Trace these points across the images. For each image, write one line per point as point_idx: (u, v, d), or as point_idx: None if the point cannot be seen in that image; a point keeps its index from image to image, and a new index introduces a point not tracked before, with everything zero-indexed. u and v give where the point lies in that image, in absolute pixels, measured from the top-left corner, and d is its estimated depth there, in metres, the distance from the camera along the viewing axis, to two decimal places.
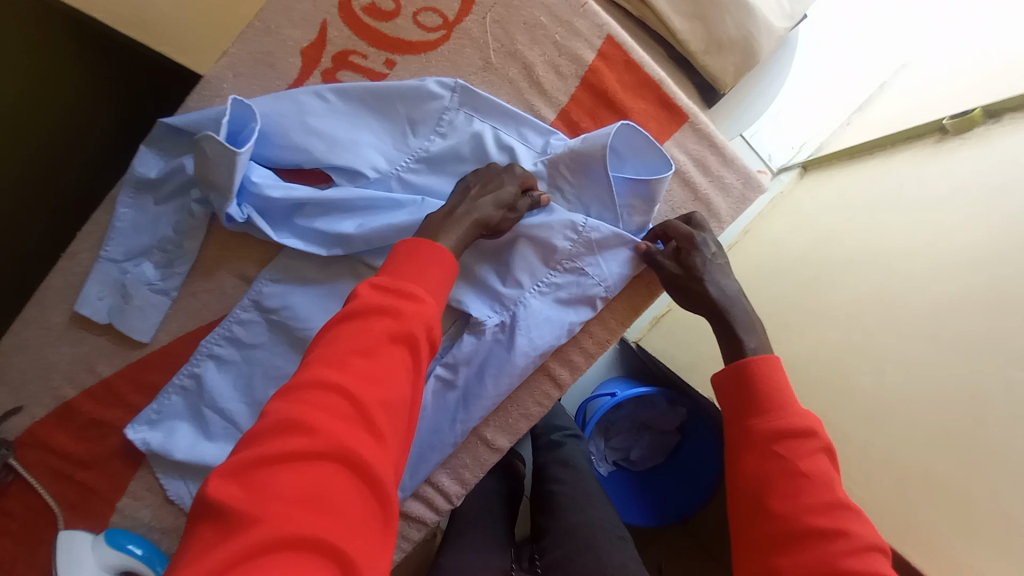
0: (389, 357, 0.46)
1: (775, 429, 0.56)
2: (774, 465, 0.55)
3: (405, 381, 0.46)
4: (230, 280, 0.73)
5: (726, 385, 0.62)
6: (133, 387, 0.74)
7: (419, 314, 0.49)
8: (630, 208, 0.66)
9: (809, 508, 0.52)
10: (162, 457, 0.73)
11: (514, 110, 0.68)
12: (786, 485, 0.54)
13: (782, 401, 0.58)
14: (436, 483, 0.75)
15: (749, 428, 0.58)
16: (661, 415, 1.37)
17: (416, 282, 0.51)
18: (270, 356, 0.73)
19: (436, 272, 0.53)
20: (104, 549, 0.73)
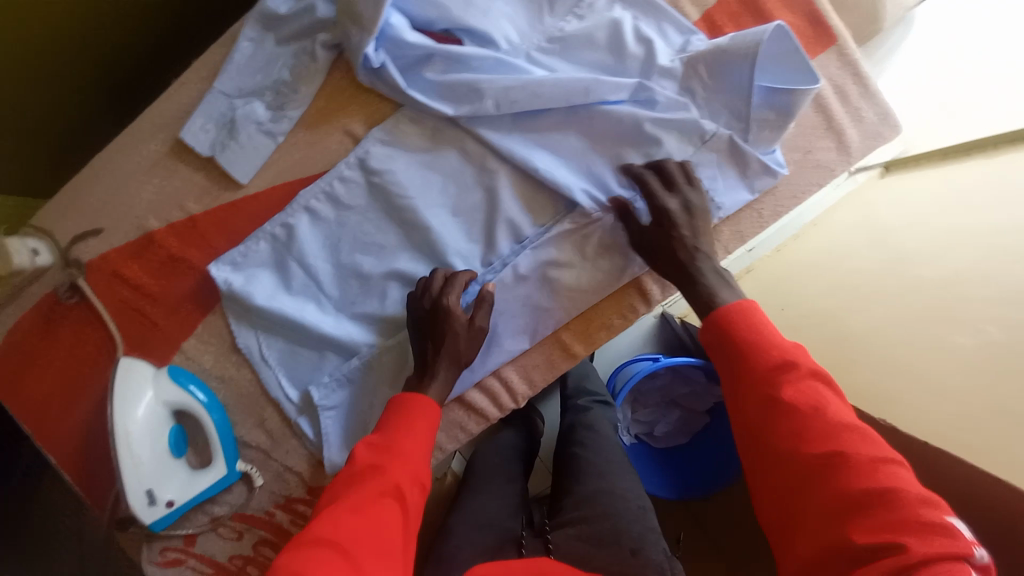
0: (378, 512, 0.52)
1: (765, 364, 0.52)
2: (762, 401, 0.50)
3: (398, 530, 0.52)
4: (336, 136, 0.71)
5: (705, 331, 0.57)
6: (218, 229, 0.73)
7: (403, 471, 0.56)
8: (762, 122, 0.65)
9: (809, 435, 0.47)
10: (240, 301, 0.73)
11: (658, 4, 0.67)
12: (788, 423, 0.48)
13: (756, 334, 0.54)
14: (504, 378, 0.75)
15: (729, 367, 0.54)
16: (696, 395, 1.38)
17: (401, 443, 0.58)
18: (364, 222, 0.72)
19: (420, 430, 0.61)
20: (164, 385, 0.73)
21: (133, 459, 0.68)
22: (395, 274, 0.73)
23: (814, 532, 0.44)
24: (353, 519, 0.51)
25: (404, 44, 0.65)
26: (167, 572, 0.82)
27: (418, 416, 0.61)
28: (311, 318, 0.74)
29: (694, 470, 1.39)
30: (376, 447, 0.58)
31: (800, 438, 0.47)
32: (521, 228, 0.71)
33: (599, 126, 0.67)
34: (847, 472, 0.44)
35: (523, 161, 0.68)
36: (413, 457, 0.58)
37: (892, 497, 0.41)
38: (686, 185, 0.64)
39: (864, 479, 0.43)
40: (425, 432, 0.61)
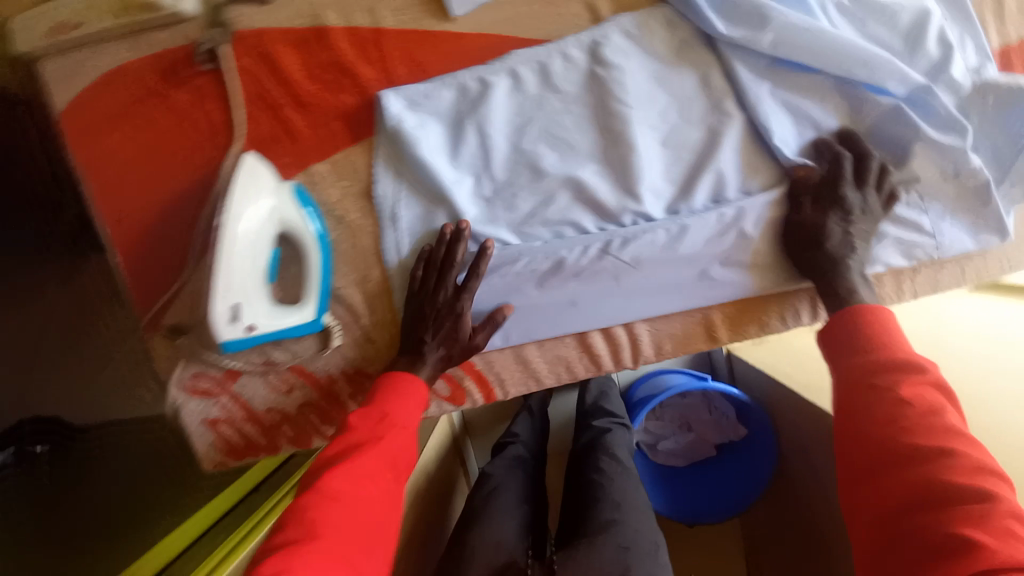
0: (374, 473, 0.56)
1: (889, 366, 0.50)
2: (865, 395, 0.50)
3: (387, 498, 0.56)
4: (575, 9, 0.62)
5: (828, 328, 0.57)
6: (404, 55, 0.63)
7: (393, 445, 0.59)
8: (1021, 179, 0.60)
9: (906, 432, 0.46)
10: (400, 145, 0.64)
11: (973, 12, 0.60)
12: (888, 416, 0.47)
13: (886, 338, 0.53)
14: (633, 333, 0.69)
15: (846, 361, 0.53)
16: (721, 424, 1.22)
17: (396, 409, 0.61)
18: (563, 113, 0.64)
19: (412, 399, 0.63)
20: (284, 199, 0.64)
21: (236, 263, 0.59)
22: (571, 182, 0.65)
23: (880, 510, 0.45)
24: (348, 480, 0.54)
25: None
26: (194, 400, 0.74)
27: (404, 387, 0.63)
28: (464, 194, 0.65)
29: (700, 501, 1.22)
30: (367, 413, 0.61)
31: (896, 434, 0.46)
32: (727, 186, 0.64)
33: (860, 112, 0.60)
34: (940, 467, 0.43)
35: (766, 115, 0.61)
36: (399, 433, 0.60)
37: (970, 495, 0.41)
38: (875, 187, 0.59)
39: (950, 473, 0.43)
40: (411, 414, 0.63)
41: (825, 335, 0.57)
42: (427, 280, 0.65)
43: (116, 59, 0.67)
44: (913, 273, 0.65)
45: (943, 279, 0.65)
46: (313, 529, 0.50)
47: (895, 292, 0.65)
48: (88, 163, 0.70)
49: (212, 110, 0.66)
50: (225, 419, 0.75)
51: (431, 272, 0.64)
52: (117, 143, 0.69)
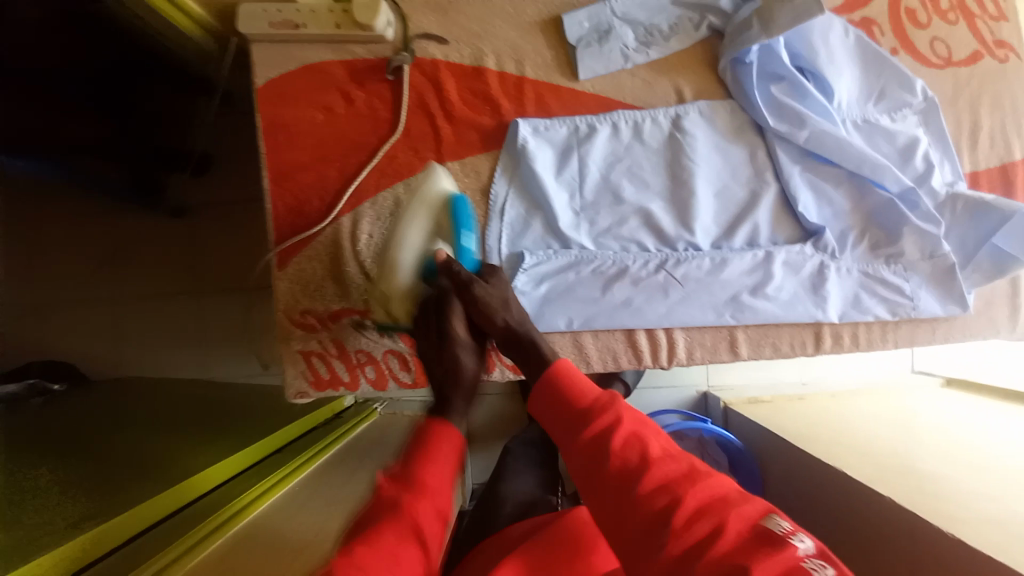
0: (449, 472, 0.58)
1: (571, 420, 0.57)
2: (570, 427, 0.56)
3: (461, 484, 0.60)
4: (666, 89, 0.84)
5: (535, 400, 0.61)
6: (536, 97, 0.85)
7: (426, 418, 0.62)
8: (977, 267, 0.81)
9: (592, 449, 0.53)
10: (520, 160, 0.84)
11: (950, 143, 0.83)
12: (585, 474, 0.53)
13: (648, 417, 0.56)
14: (672, 337, 0.85)
15: (558, 435, 0.58)
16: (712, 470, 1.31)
17: (467, 401, 0.66)
18: (646, 160, 0.84)
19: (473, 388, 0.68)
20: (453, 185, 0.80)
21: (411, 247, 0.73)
22: (642, 211, 0.85)
23: (588, 470, 0.52)
24: (428, 472, 0.56)
25: (771, 61, 0.80)
26: (298, 331, 0.87)
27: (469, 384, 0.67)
28: (560, 204, 0.84)
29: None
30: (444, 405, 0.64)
31: (591, 469, 0.52)
32: (760, 235, 0.84)
33: (864, 199, 0.82)
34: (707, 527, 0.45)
35: (796, 189, 0.82)
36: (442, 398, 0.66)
37: (672, 458, 0.50)
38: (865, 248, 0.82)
39: (627, 450, 0.51)
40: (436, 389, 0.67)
41: (533, 403, 0.61)
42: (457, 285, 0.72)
43: (318, 58, 0.87)
44: (894, 326, 0.83)
45: (917, 335, 0.83)
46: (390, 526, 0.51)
47: (880, 339, 0.84)
48: (268, 127, 0.87)
49: (379, 109, 0.87)
50: (318, 352, 0.87)
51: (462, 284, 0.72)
52: (296, 117, 0.87)
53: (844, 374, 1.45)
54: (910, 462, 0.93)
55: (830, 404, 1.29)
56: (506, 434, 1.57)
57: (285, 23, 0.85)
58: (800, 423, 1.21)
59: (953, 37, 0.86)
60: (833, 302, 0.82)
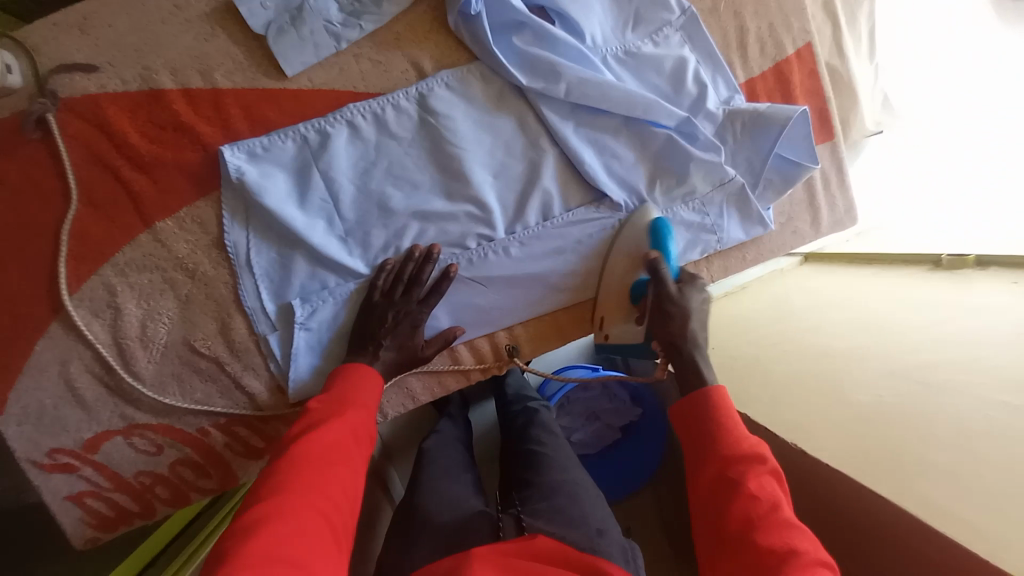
0: (327, 441, 0.59)
1: (702, 452, 0.62)
2: (703, 450, 0.61)
3: (356, 463, 0.60)
4: (402, 65, 0.70)
5: (680, 406, 0.66)
6: (243, 112, 0.67)
7: (319, 446, 0.58)
8: (769, 183, 0.78)
9: (726, 481, 0.57)
10: (247, 197, 0.68)
11: (719, 57, 0.75)
12: (709, 486, 0.59)
13: (724, 418, 0.63)
14: (492, 335, 0.81)
15: (691, 445, 0.64)
16: (620, 410, 1.31)
17: (359, 391, 0.67)
18: (403, 156, 0.71)
19: (371, 385, 0.68)
20: (231, 198, 0.68)
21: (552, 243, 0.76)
22: (418, 215, 0.73)
23: (700, 498, 0.59)
24: (301, 466, 0.56)
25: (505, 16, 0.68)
26: (52, 477, 0.70)
27: (361, 384, 0.67)
28: (317, 236, 0.70)
29: (615, 481, 1.27)
30: (328, 398, 0.65)
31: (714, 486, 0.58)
32: (552, 206, 0.75)
33: (645, 142, 0.74)
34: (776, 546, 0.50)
35: (573, 149, 0.73)
36: (354, 451, 0.61)
37: (798, 522, 0.52)
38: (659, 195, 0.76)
39: (762, 493, 0.55)
40: (339, 448, 0.60)
41: (679, 406, 0.66)
42: (389, 293, 0.71)
43: None
44: (707, 264, 0.81)
45: (730, 265, 0.82)
46: (257, 525, 0.49)
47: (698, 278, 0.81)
48: None
49: (37, 179, 0.65)
50: (91, 491, 0.72)
51: (396, 287, 0.71)
52: None
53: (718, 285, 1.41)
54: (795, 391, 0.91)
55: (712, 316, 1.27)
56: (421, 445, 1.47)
57: None
58: None
59: None
60: None
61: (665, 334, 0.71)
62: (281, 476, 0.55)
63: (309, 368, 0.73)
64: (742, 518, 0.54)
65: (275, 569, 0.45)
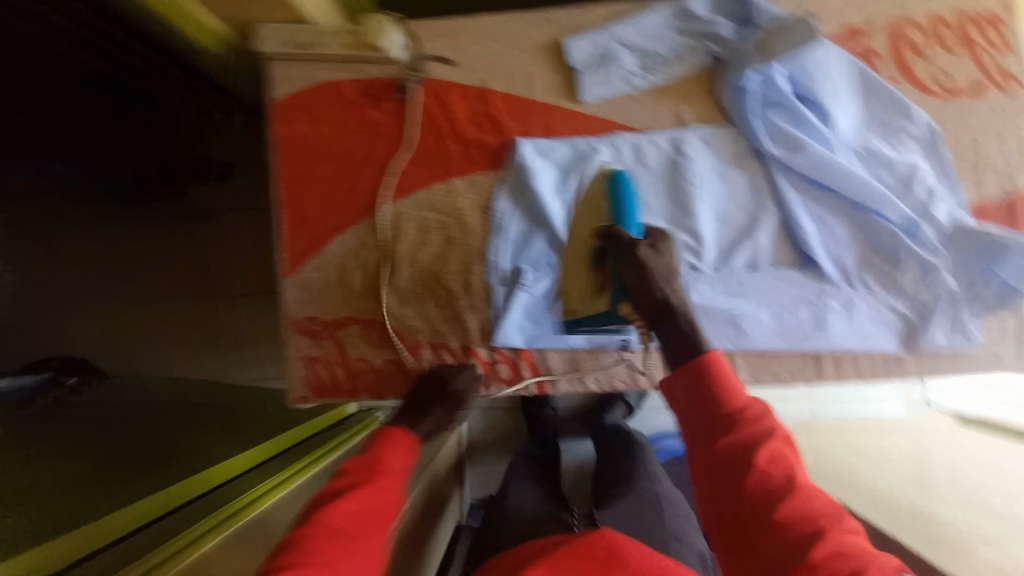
0: (363, 506, 0.59)
1: (708, 424, 0.58)
2: (710, 422, 0.58)
3: (378, 519, 0.60)
4: (669, 115, 0.87)
5: (674, 378, 0.63)
6: (541, 119, 0.88)
7: (340, 509, 0.58)
8: (982, 300, 0.82)
9: (735, 461, 0.54)
10: (523, 179, 0.87)
11: (951, 175, 0.83)
12: (694, 423, 0.60)
13: (725, 378, 0.59)
14: (669, 356, 0.89)
15: (688, 423, 0.61)
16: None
17: (392, 464, 0.66)
18: (648, 182, 0.86)
19: (400, 454, 0.69)
20: (512, 178, 0.87)
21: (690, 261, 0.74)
22: (644, 231, 0.86)
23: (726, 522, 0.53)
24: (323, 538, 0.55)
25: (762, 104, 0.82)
26: (301, 337, 0.90)
27: (390, 449, 0.68)
28: (562, 222, 0.86)
29: None
30: (364, 462, 0.66)
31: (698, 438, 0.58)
32: (759, 259, 0.85)
33: (863, 228, 0.83)
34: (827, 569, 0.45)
35: (796, 216, 0.83)
36: (383, 520, 0.60)
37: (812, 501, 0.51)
38: (863, 279, 0.84)
39: (772, 466, 0.53)
40: (366, 514, 0.59)
41: (668, 379, 0.63)
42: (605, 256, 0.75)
43: (329, 77, 0.92)
44: (901, 362, 0.85)
45: (923, 367, 0.85)
46: None
47: (888, 369, 0.86)
48: (283, 142, 0.91)
49: (387, 126, 0.91)
50: (320, 360, 0.91)
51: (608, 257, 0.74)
52: (310, 132, 0.92)
53: (847, 397, 1.27)
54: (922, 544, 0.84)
55: (852, 426, 1.22)
56: (505, 451, 1.47)
57: (301, 45, 0.88)
58: (811, 446, 1.19)
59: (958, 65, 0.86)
60: (835, 326, 0.83)
61: (647, 301, 0.68)
62: (317, 527, 0.56)
63: (516, 324, 0.87)
64: (789, 537, 0.49)
65: None
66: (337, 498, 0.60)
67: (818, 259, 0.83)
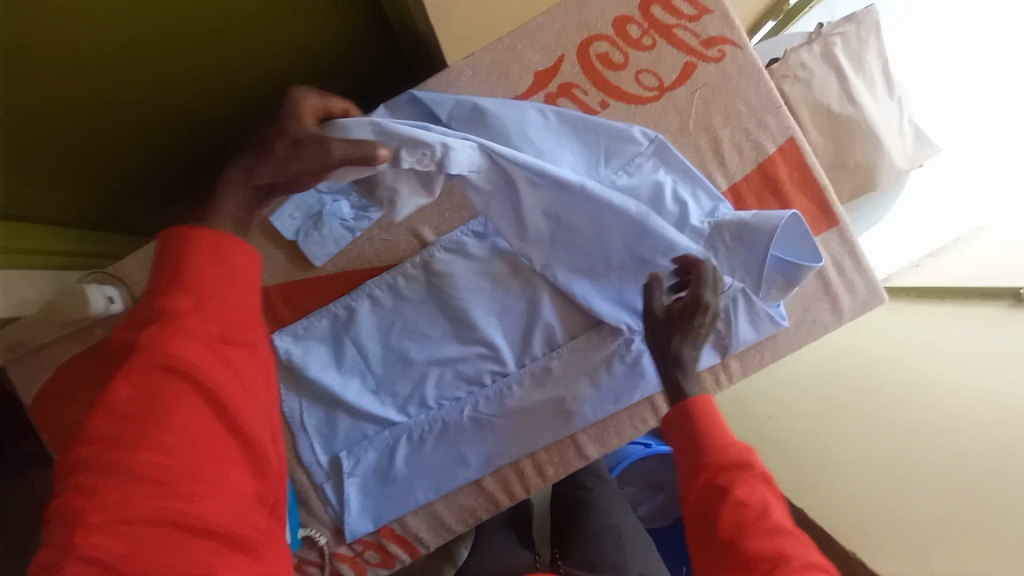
0: (220, 383, 0.46)
1: (696, 464, 0.56)
2: (699, 454, 0.56)
3: (214, 391, 0.45)
4: (406, 238, 0.81)
5: (670, 412, 0.62)
6: (286, 302, 0.81)
7: (178, 382, 0.44)
8: (772, 283, 0.75)
9: (720, 493, 0.53)
10: (295, 371, 0.81)
11: (696, 172, 0.77)
12: (700, 514, 0.54)
13: (713, 424, 0.58)
14: (519, 468, 0.82)
15: (681, 444, 0.59)
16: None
17: (219, 310, 0.47)
18: (416, 313, 0.81)
19: (234, 303, 0.48)
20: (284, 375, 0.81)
21: None
22: (436, 361, 0.81)
23: (709, 538, 0.52)
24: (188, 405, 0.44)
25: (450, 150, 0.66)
26: None
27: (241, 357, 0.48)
28: (354, 394, 0.81)
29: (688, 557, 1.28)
30: (210, 335, 0.46)
31: (715, 528, 0.52)
32: (557, 336, 0.81)
33: None
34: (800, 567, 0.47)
35: (568, 284, 0.78)
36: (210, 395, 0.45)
37: (781, 521, 0.51)
38: None
39: (750, 501, 0.51)
40: (197, 417, 0.44)
41: (668, 414, 0.62)
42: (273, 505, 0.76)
43: (66, 356, 0.83)
44: (727, 368, 0.80)
45: (748, 366, 0.80)
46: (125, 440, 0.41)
47: (719, 379, 0.80)
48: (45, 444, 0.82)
49: None
50: None
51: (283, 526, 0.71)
52: (58, 422, 0.81)
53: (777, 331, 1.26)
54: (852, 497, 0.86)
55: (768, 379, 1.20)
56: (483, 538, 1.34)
57: (20, 343, 0.81)
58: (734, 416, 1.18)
59: (661, 55, 0.78)
60: (652, 368, 0.79)
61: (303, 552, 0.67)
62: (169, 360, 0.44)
63: (359, 511, 0.81)
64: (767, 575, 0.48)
65: (147, 486, 0.40)
66: (138, 366, 0.44)
67: (602, 318, 0.79)
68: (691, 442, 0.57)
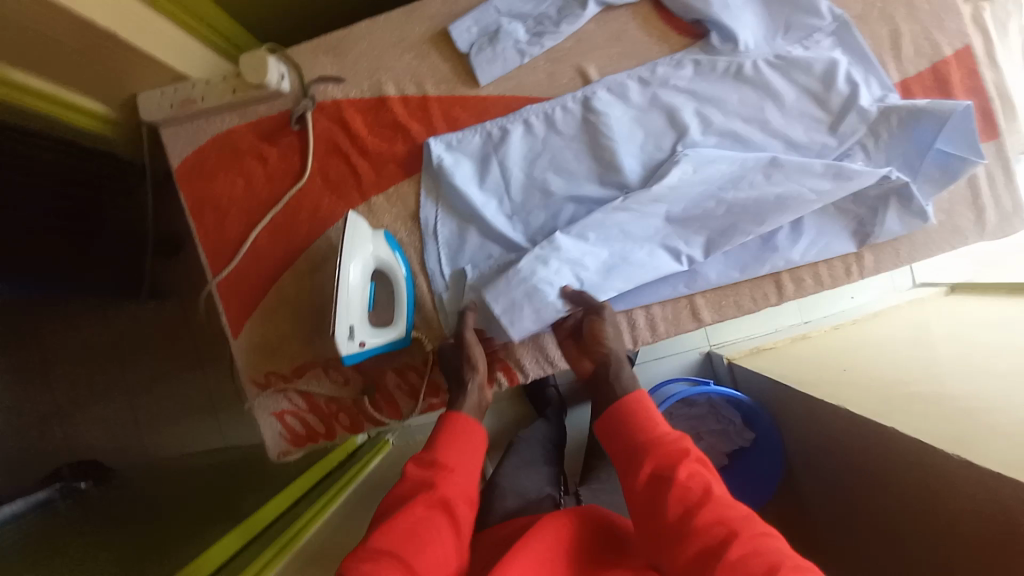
0: (457, 478, 0.62)
1: (634, 461, 0.63)
2: (628, 470, 0.63)
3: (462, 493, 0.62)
4: (570, 73, 0.83)
5: (604, 423, 0.69)
6: (444, 113, 0.84)
7: (447, 483, 0.61)
8: (927, 177, 0.78)
9: (660, 479, 0.59)
10: (441, 179, 0.83)
11: (871, 57, 0.78)
12: (644, 503, 0.59)
13: (649, 419, 0.65)
14: (632, 319, 0.85)
15: (619, 450, 0.66)
16: (729, 432, 1.20)
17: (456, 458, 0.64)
18: (566, 147, 0.83)
19: (471, 452, 0.66)
20: (428, 179, 0.85)
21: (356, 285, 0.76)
22: (574, 198, 0.83)
23: (646, 516, 0.58)
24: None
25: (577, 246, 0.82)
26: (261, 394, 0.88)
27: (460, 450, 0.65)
28: (490, 213, 0.83)
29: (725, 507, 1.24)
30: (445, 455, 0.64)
31: (654, 510, 0.57)
32: None
33: (795, 137, 0.79)
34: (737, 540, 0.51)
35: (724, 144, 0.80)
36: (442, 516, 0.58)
37: (728, 501, 0.55)
38: None
39: (688, 483, 0.57)
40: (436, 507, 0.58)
41: (602, 422, 0.69)
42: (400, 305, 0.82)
43: (223, 125, 0.87)
44: (858, 259, 0.82)
45: (883, 261, 0.82)
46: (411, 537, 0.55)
47: (847, 268, 0.82)
48: (194, 204, 0.88)
49: (288, 156, 0.87)
50: (290, 412, 0.88)
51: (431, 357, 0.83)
52: (211, 186, 0.88)
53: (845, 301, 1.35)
54: (911, 409, 0.79)
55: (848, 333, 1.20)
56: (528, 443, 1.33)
57: (186, 100, 0.85)
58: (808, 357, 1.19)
59: None
60: (785, 244, 0.81)
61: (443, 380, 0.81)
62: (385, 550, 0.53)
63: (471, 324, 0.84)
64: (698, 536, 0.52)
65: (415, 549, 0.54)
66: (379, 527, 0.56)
67: None
68: (629, 433, 0.65)
